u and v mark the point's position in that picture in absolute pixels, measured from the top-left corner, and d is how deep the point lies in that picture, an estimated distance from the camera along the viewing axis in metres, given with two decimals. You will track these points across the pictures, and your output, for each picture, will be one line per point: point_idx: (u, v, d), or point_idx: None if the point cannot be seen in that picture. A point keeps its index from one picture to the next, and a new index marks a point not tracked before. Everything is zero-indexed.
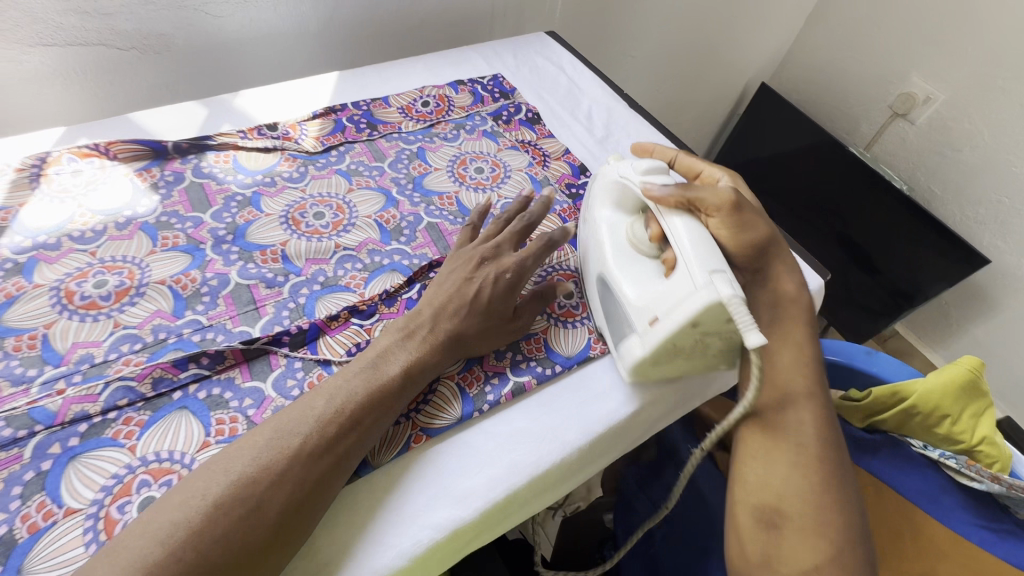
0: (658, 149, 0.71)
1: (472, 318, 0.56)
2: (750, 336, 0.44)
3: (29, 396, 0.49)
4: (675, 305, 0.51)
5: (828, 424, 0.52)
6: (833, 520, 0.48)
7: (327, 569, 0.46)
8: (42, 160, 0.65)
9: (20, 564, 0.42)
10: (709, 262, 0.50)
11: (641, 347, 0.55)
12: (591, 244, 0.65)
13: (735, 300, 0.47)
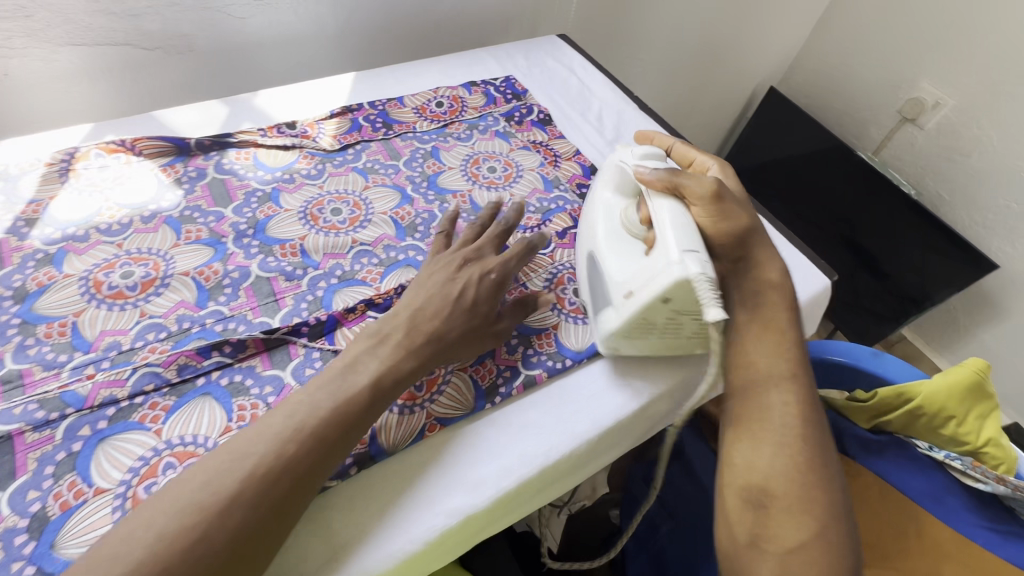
0: (657, 137, 0.75)
1: (455, 320, 0.55)
2: (710, 311, 0.48)
3: (60, 380, 0.51)
4: (650, 279, 0.53)
5: (810, 409, 0.54)
6: (816, 499, 0.49)
7: (344, 551, 0.47)
8: (70, 155, 0.67)
9: (52, 540, 0.44)
10: (686, 242, 0.53)
11: (616, 318, 0.57)
12: (585, 223, 0.67)
13: (701, 277, 0.50)
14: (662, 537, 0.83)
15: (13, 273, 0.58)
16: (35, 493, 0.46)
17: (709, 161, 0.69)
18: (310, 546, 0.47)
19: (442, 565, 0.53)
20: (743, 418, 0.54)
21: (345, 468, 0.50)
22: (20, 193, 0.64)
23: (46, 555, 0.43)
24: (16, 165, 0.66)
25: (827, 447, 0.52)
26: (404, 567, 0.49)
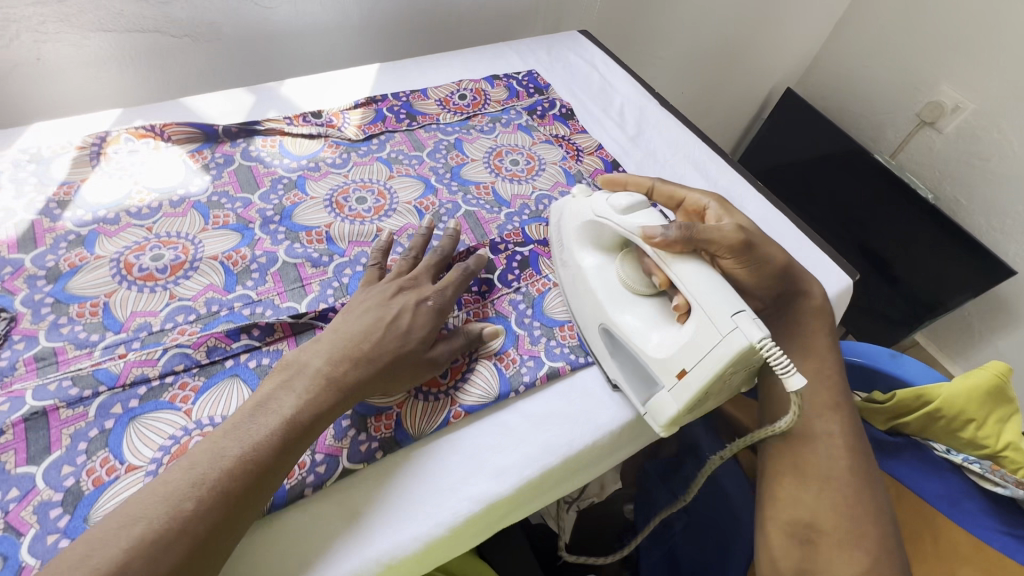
0: (631, 179, 0.67)
1: (388, 344, 0.52)
2: (792, 380, 0.44)
3: (93, 359, 0.52)
4: (704, 356, 0.48)
5: (853, 441, 0.57)
6: (865, 532, 0.53)
7: (369, 534, 0.48)
8: (102, 139, 0.68)
9: (86, 514, 0.45)
10: (727, 304, 0.48)
11: (672, 403, 0.52)
12: (581, 292, 0.61)
13: (767, 343, 0.45)
14: (676, 534, 0.81)
15: (46, 253, 0.59)
16: (69, 468, 0.47)
17: (704, 197, 0.65)
18: (337, 527, 0.48)
19: (461, 552, 0.53)
20: (788, 449, 0.57)
21: (372, 453, 0.51)
22: (52, 174, 0.65)
23: (80, 529, 0.44)
24: (48, 147, 0.67)
25: (870, 478, 0.56)
26: (426, 552, 0.49)
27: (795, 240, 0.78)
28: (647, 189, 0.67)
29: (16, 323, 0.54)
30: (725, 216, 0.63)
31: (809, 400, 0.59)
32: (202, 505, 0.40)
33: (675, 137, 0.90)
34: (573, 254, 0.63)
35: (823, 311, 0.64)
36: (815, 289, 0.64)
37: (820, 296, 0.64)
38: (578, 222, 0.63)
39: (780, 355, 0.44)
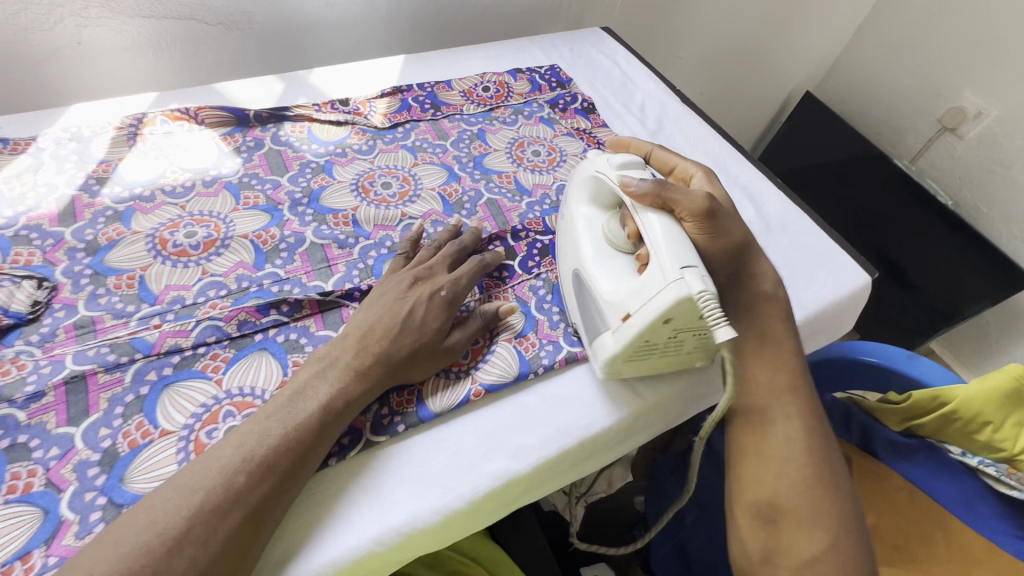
0: (634, 142, 0.70)
1: (403, 338, 0.53)
2: (720, 332, 0.46)
3: (129, 328, 0.54)
4: (647, 299, 0.50)
5: (812, 417, 0.54)
6: (825, 509, 0.49)
7: (392, 505, 0.49)
8: (139, 120, 0.71)
9: (121, 474, 0.46)
10: (681, 258, 0.50)
11: (611, 342, 0.54)
12: (566, 240, 0.64)
13: (704, 296, 0.47)
14: (686, 528, 0.80)
15: (85, 227, 0.61)
16: (106, 430, 0.48)
17: (693, 167, 0.65)
18: (358, 497, 0.49)
19: (478, 528, 0.54)
20: (746, 428, 0.54)
21: (396, 429, 0.53)
22: (91, 152, 0.67)
23: (117, 488, 0.46)
24: (88, 127, 0.69)
25: (831, 456, 0.52)
26: (445, 525, 0.50)
27: (813, 237, 0.79)
28: (644, 154, 0.68)
29: (57, 292, 0.56)
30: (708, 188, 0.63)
31: (767, 380, 0.55)
32: (252, 478, 0.43)
33: (695, 132, 0.90)
34: (569, 203, 0.65)
35: (777, 296, 0.59)
36: (767, 276, 0.59)
37: (773, 280, 0.60)
38: (582, 176, 0.65)
39: (714, 307, 0.47)
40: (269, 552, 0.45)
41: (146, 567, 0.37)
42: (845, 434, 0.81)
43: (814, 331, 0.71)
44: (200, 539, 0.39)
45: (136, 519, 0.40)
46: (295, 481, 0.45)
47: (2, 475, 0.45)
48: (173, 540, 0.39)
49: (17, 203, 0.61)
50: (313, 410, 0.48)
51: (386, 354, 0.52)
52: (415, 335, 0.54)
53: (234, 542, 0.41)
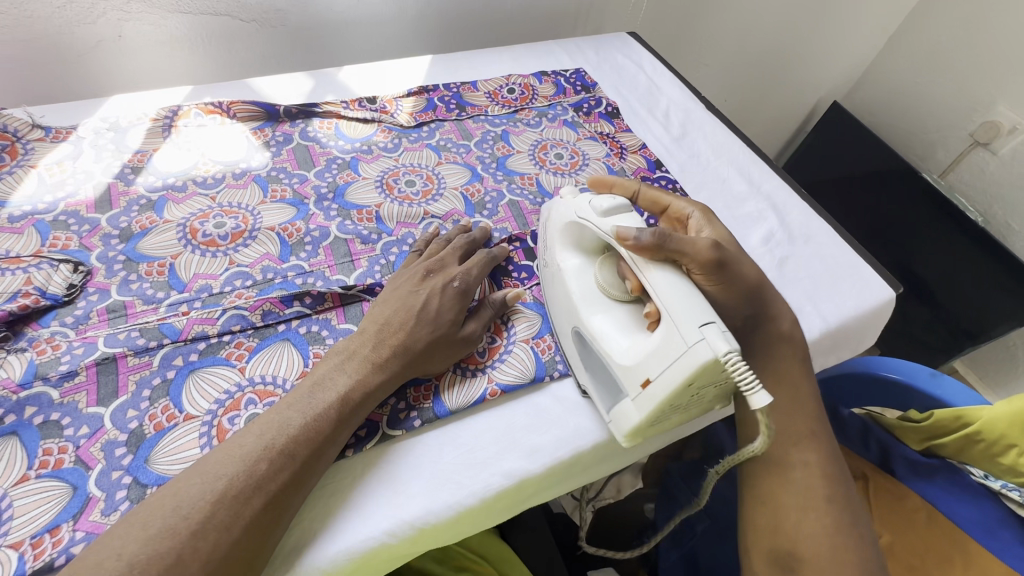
0: (617, 182, 0.65)
1: (420, 328, 0.54)
2: (756, 397, 0.42)
3: (158, 314, 0.56)
4: (668, 366, 0.47)
5: (829, 465, 0.54)
6: (847, 560, 0.48)
7: (408, 496, 0.50)
8: (174, 112, 0.73)
9: (147, 456, 0.48)
10: (695, 314, 0.46)
11: (636, 411, 0.50)
12: (559, 293, 0.60)
13: (732, 357, 0.43)
14: (698, 535, 0.79)
15: (120, 215, 0.63)
16: (133, 412, 0.50)
17: (689, 206, 0.63)
18: (374, 489, 0.50)
19: (491, 525, 0.55)
20: (766, 475, 0.54)
21: (413, 423, 0.53)
22: (128, 143, 0.69)
23: (142, 468, 0.47)
24: (125, 118, 0.72)
25: (852, 504, 0.52)
26: (459, 520, 0.51)
27: (836, 249, 0.77)
28: (631, 194, 0.65)
29: (92, 277, 0.58)
30: (706, 228, 0.62)
31: (784, 426, 0.55)
32: (273, 466, 0.44)
33: (719, 140, 0.90)
34: (554, 255, 0.62)
35: (794, 337, 0.60)
36: (785, 315, 0.60)
37: (790, 319, 0.60)
38: (560, 224, 0.61)
39: (745, 370, 0.42)
40: (287, 537, 0.46)
41: (172, 548, 0.38)
42: (862, 451, 0.80)
43: (835, 344, 0.70)
44: (223, 522, 0.40)
45: (163, 501, 0.41)
46: (315, 470, 0.46)
47: (35, 450, 0.47)
48: (197, 524, 0.40)
49: (57, 190, 0.64)
50: (335, 399, 0.49)
51: (404, 347, 0.53)
52: (433, 327, 0.55)
53: (255, 528, 0.42)
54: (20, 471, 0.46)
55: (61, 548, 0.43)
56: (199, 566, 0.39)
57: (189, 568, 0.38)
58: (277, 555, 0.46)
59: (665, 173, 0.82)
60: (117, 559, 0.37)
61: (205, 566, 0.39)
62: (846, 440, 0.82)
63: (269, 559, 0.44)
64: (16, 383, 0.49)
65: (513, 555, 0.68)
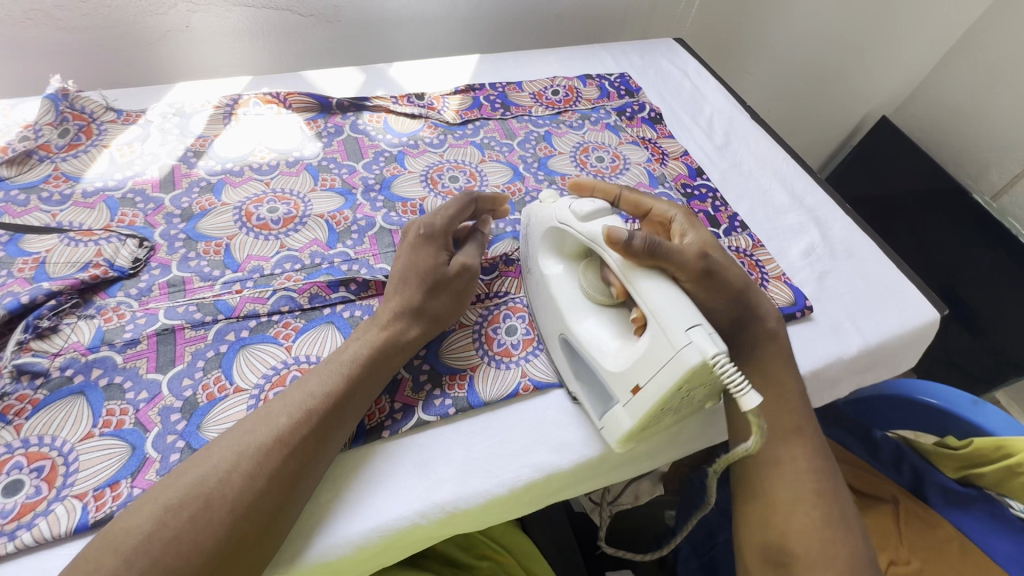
0: (597, 186, 0.63)
1: (411, 285, 0.56)
2: (747, 399, 0.43)
3: (214, 291, 0.59)
4: (657, 371, 0.47)
5: (819, 458, 0.55)
6: (837, 553, 0.50)
7: (438, 482, 0.51)
8: (234, 101, 0.76)
9: (199, 423, 0.51)
10: (682, 318, 0.46)
11: (628, 418, 0.50)
12: (544, 301, 0.59)
13: (720, 359, 0.43)
14: (719, 545, 0.78)
15: (182, 195, 0.67)
16: (188, 381, 0.53)
17: (671, 209, 0.61)
18: (408, 471, 0.51)
19: (519, 516, 0.56)
20: (756, 473, 0.55)
21: (446, 409, 0.55)
22: (191, 128, 0.73)
23: (194, 434, 0.50)
24: (190, 105, 0.76)
25: (839, 496, 0.53)
26: (486, 508, 0.52)
27: (879, 266, 0.76)
28: (613, 198, 0.63)
29: (155, 252, 0.61)
30: (689, 232, 0.59)
31: (771, 422, 0.56)
32: (293, 421, 0.46)
33: (763, 150, 0.89)
34: (536, 261, 0.60)
35: (780, 335, 0.58)
36: (771, 314, 0.59)
37: (776, 318, 0.59)
38: (540, 226, 0.60)
39: (734, 372, 0.43)
40: (313, 512, 0.48)
41: (202, 493, 0.42)
42: (894, 476, 0.78)
43: (872, 363, 0.69)
44: (248, 470, 0.43)
45: (203, 454, 0.44)
46: (339, 433, 0.49)
47: (99, 410, 0.50)
48: (224, 472, 0.43)
49: (126, 169, 0.68)
50: (366, 372, 0.51)
51: (405, 305, 0.55)
52: (419, 278, 0.57)
53: (281, 481, 0.44)
54: (86, 428, 0.49)
55: (119, 502, 0.46)
56: (225, 513, 0.41)
57: (217, 512, 0.41)
58: (298, 527, 0.47)
59: (706, 181, 0.82)
60: (154, 504, 0.41)
61: (232, 512, 0.41)
62: (875, 460, 0.80)
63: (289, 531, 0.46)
64: (85, 346, 0.53)
65: (539, 554, 0.69)
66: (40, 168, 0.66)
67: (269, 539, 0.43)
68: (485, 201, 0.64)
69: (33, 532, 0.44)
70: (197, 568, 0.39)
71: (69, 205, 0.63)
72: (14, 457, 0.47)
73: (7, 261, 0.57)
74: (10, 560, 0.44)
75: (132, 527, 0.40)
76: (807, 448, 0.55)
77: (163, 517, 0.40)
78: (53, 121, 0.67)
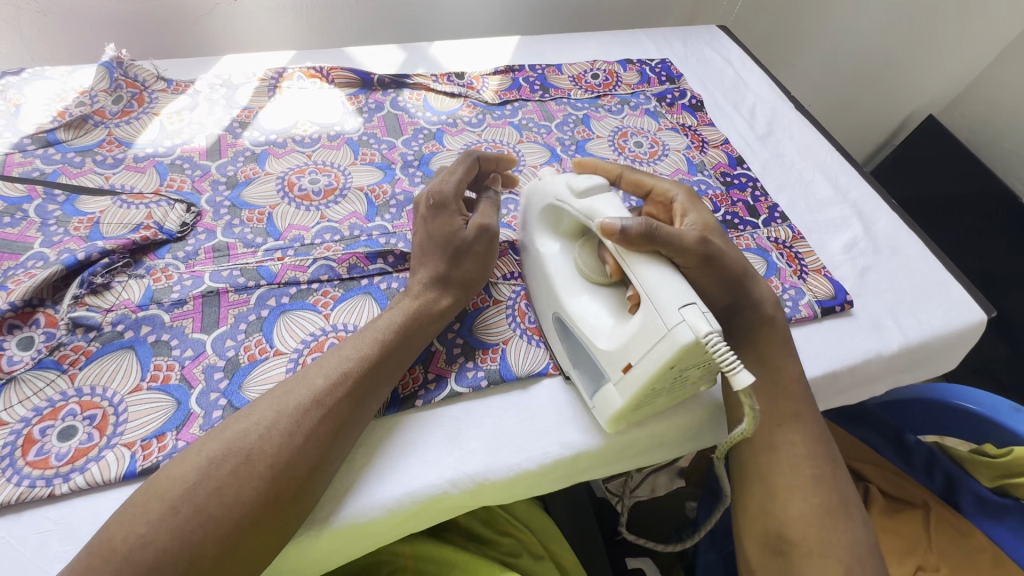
0: (601, 165, 0.62)
1: (437, 255, 0.57)
2: (738, 377, 0.41)
3: (256, 257, 0.60)
4: (648, 349, 0.46)
5: (819, 443, 0.54)
6: (835, 542, 0.49)
7: (468, 456, 0.52)
8: (279, 74, 0.78)
9: (241, 382, 0.52)
10: (675, 297, 0.45)
11: (617, 396, 0.49)
12: (539, 279, 0.58)
13: (712, 338, 0.42)
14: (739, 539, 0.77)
15: (228, 163, 0.68)
16: (231, 342, 0.54)
17: (673, 187, 0.60)
18: (441, 441, 0.52)
19: (545, 493, 0.56)
20: (755, 455, 0.54)
21: (479, 382, 0.55)
22: (238, 99, 0.75)
23: (235, 393, 0.51)
24: (237, 76, 0.77)
25: (838, 481, 0.53)
26: (514, 483, 0.52)
27: (925, 263, 0.73)
28: (614, 177, 0.63)
29: (201, 218, 0.63)
30: (690, 211, 0.58)
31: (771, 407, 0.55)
32: (330, 382, 0.48)
33: (807, 141, 0.87)
34: (533, 238, 0.60)
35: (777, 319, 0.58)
36: (767, 298, 0.58)
37: (773, 301, 0.58)
38: (538, 202, 0.59)
39: (727, 351, 0.42)
40: (344, 477, 0.49)
41: (243, 449, 0.43)
42: (926, 482, 0.76)
43: (912, 363, 0.67)
44: (287, 429, 0.44)
45: (245, 411, 0.46)
46: (375, 396, 0.50)
47: (148, 365, 0.52)
48: (264, 429, 0.44)
49: (174, 136, 0.70)
50: (405, 340, 0.52)
51: (436, 275, 0.56)
52: (443, 247, 0.57)
53: (318, 440, 0.45)
54: (135, 381, 0.51)
55: (165, 453, 0.48)
56: (265, 468, 0.42)
57: (256, 467, 0.42)
58: (332, 489, 0.48)
59: (746, 170, 0.81)
60: (198, 456, 0.43)
61: (273, 466, 0.43)
62: (908, 467, 0.78)
63: (324, 493, 0.47)
64: (136, 304, 0.55)
65: (557, 532, 0.70)
66: (94, 132, 0.68)
67: (307, 492, 0.44)
68: (488, 160, 0.63)
69: (86, 475, 0.46)
70: (238, 520, 0.40)
71: (121, 168, 0.65)
72: (68, 405, 0.49)
73: (64, 220, 0.59)
74: (64, 501, 0.46)
75: (177, 476, 0.41)
76: (811, 435, 0.54)
77: (207, 469, 0.42)
78: (108, 87, 0.70)
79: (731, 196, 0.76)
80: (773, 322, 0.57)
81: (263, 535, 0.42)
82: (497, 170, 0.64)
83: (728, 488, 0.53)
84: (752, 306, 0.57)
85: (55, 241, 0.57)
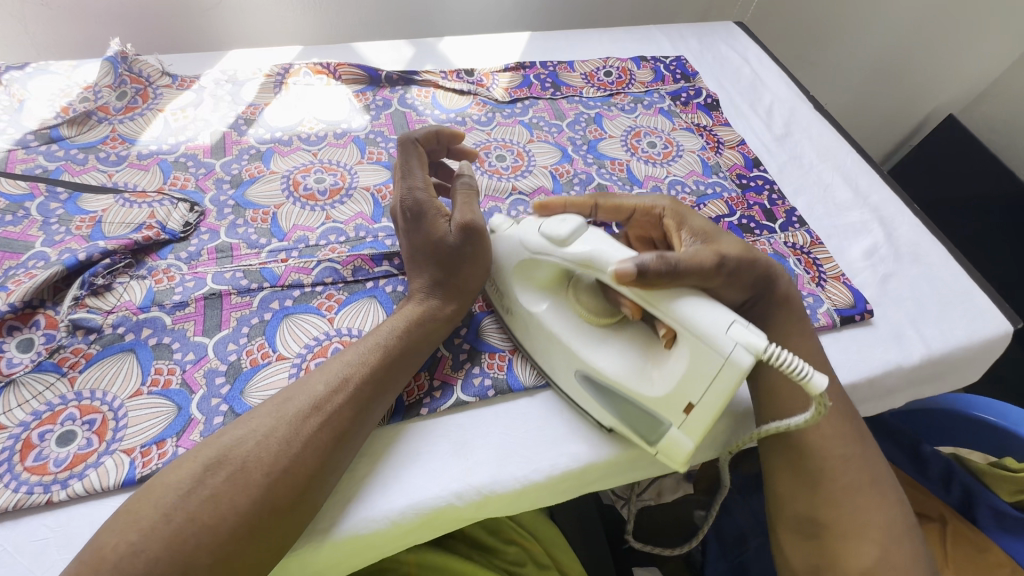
0: (568, 203, 0.58)
1: (432, 262, 0.55)
2: (814, 381, 0.41)
3: (260, 258, 0.59)
4: (708, 384, 0.44)
5: (849, 425, 0.52)
6: (871, 522, 0.48)
7: (474, 466, 0.50)
8: (285, 70, 0.76)
9: (242, 388, 0.51)
10: (715, 323, 0.43)
11: (687, 437, 0.48)
12: (541, 340, 0.54)
13: (773, 350, 0.41)
14: (749, 551, 0.75)
15: (232, 162, 0.67)
16: (233, 346, 0.53)
17: (656, 202, 0.57)
18: (446, 451, 0.51)
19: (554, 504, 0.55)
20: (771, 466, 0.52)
21: (485, 390, 0.54)
22: (243, 95, 0.74)
23: (237, 399, 0.50)
24: (242, 72, 0.76)
25: (869, 460, 0.51)
26: (523, 494, 0.51)
27: (948, 271, 0.71)
28: (588, 209, 0.59)
29: (204, 217, 0.62)
30: (683, 222, 0.55)
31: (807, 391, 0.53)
32: (330, 389, 0.46)
33: (827, 142, 0.84)
34: (517, 301, 0.55)
35: (791, 300, 0.56)
36: (783, 276, 0.56)
37: (788, 281, 0.57)
38: (509, 258, 0.55)
39: (791, 359, 0.41)
40: (341, 489, 0.48)
41: (238, 458, 0.42)
42: (942, 494, 0.73)
43: (933, 374, 0.65)
44: (285, 437, 0.43)
45: (243, 417, 0.45)
46: (378, 405, 0.48)
47: (148, 368, 0.51)
48: (261, 436, 0.43)
49: (178, 134, 0.68)
50: (408, 347, 0.51)
51: (436, 282, 0.54)
52: (436, 251, 0.54)
53: (317, 449, 0.44)
54: (135, 385, 0.50)
55: (165, 460, 0.46)
56: (261, 476, 0.41)
57: (252, 475, 0.41)
58: (329, 502, 0.47)
59: (763, 172, 0.78)
60: (194, 462, 0.42)
61: (269, 474, 0.41)
62: (923, 477, 0.75)
63: (321, 506, 0.46)
64: (137, 306, 0.54)
65: (562, 540, 0.68)
66: (98, 128, 0.67)
67: (304, 501, 0.43)
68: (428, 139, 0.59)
69: (84, 482, 0.45)
70: (232, 531, 0.39)
71: (124, 166, 0.64)
72: (68, 409, 0.48)
73: (66, 219, 0.58)
74: (62, 508, 0.45)
75: (172, 482, 0.40)
76: (839, 418, 0.52)
77: (201, 476, 0.41)
78: (112, 83, 0.69)
79: (748, 199, 0.74)
80: (789, 307, 0.56)
81: (260, 546, 0.40)
82: (443, 145, 0.61)
83: (728, 482, 0.55)
84: (771, 291, 0.55)
85: (56, 240, 0.56)
